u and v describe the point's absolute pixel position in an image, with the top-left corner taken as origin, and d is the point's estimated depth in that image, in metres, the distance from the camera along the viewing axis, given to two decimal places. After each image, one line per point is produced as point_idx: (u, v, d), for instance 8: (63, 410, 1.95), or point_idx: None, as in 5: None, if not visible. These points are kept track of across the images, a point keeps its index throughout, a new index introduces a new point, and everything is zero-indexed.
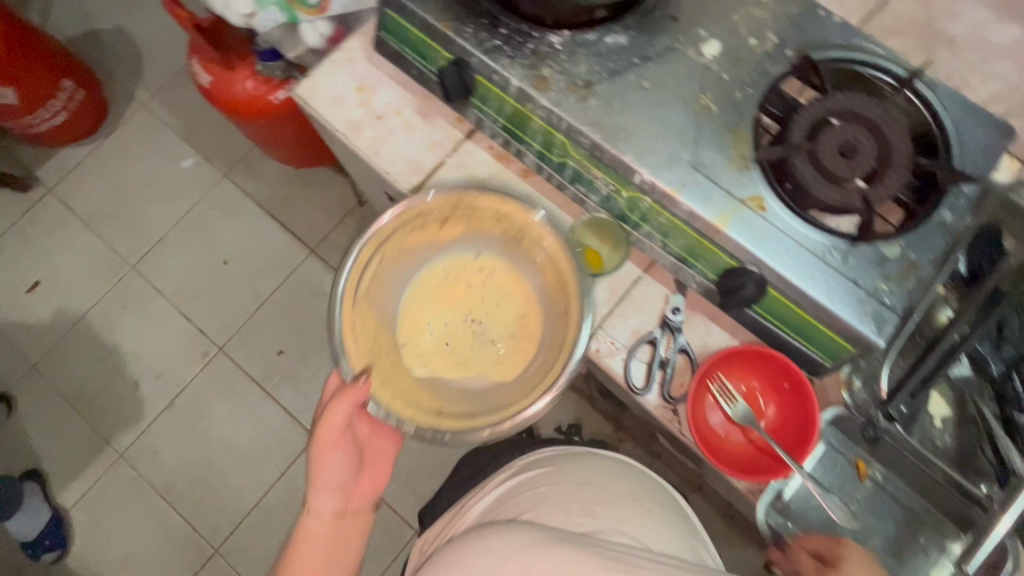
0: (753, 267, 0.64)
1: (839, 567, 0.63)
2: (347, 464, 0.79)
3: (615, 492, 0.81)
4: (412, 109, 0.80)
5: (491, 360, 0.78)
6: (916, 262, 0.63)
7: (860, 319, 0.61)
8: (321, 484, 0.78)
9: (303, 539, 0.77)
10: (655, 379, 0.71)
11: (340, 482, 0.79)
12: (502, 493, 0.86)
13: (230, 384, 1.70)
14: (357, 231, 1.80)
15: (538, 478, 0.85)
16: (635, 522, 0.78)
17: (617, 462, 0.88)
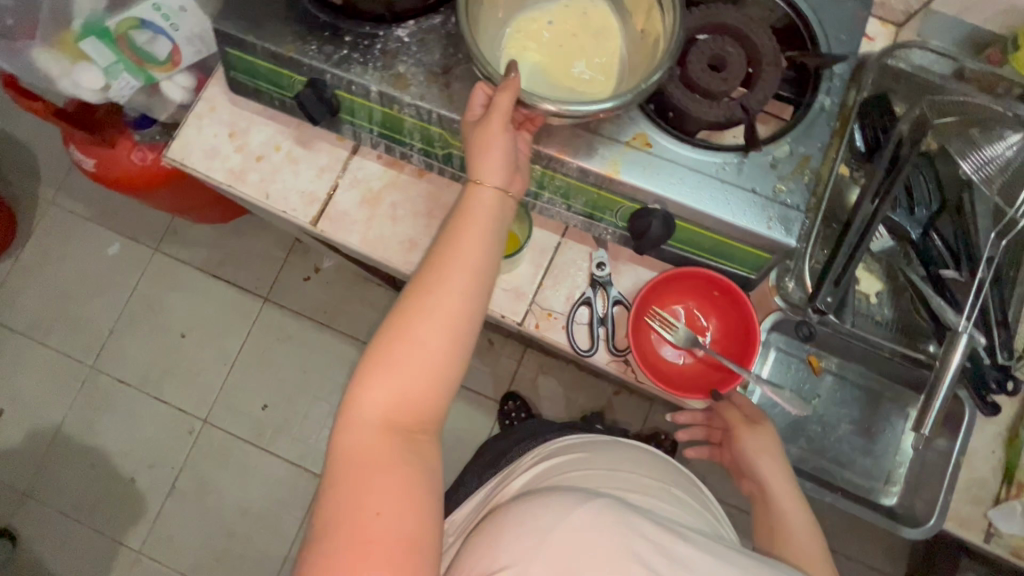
0: (655, 205, 0.64)
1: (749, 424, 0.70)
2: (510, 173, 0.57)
3: (645, 483, 0.72)
4: (290, 141, 0.77)
5: (592, 77, 0.65)
6: (808, 154, 0.63)
7: (769, 225, 0.61)
8: (481, 157, 0.56)
9: (412, 318, 0.51)
10: (599, 337, 0.72)
11: (502, 167, 0.56)
12: (539, 475, 0.76)
13: (226, 451, 1.68)
14: (305, 266, 1.77)
15: (574, 460, 0.75)
16: (670, 508, 0.68)
17: (649, 453, 0.81)
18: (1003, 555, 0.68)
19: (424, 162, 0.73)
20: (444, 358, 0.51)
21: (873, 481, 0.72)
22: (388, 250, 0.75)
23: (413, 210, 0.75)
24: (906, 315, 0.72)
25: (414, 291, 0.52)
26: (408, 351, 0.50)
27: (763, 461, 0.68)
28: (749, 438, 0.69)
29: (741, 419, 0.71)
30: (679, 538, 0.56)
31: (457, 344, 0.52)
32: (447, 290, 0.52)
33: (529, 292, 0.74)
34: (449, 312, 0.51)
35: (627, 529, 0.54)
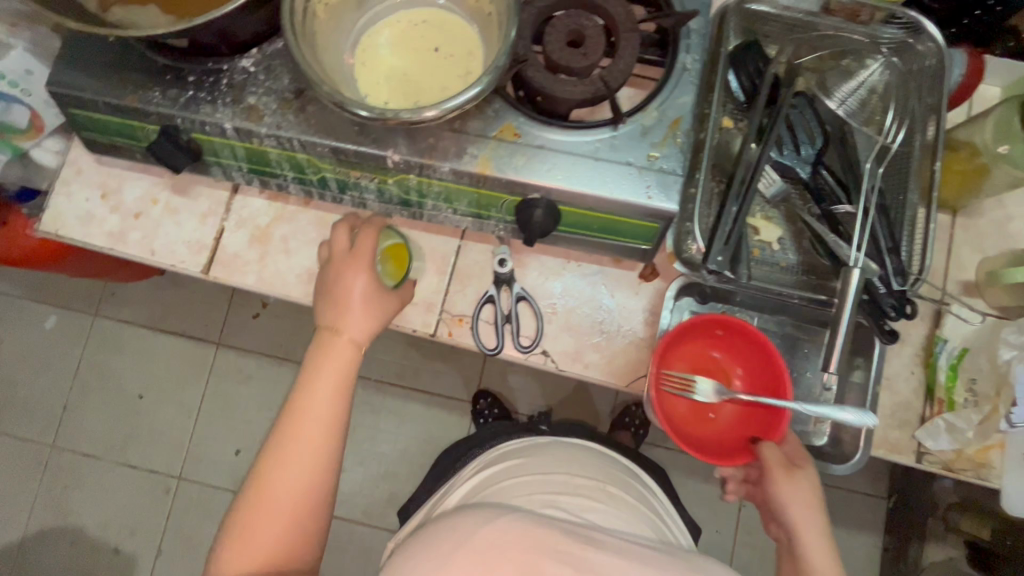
0: (536, 194, 0.62)
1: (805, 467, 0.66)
2: (367, 312, 0.65)
3: (578, 484, 0.77)
4: (166, 191, 0.74)
5: (453, 61, 0.62)
6: (676, 117, 0.62)
7: (648, 195, 0.61)
8: (340, 300, 0.64)
9: (281, 460, 0.59)
10: (502, 333, 0.71)
11: (358, 306, 0.64)
12: (477, 484, 0.81)
13: (207, 503, 1.65)
14: (252, 304, 1.72)
15: (511, 468, 0.80)
16: (597, 509, 0.73)
17: (589, 451, 0.86)
18: (936, 470, 0.69)
19: (302, 190, 0.70)
20: (311, 500, 0.60)
21: (804, 426, 0.72)
22: (287, 285, 0.72)
23: (305, 240, 0.73)
24: (809, 255, 0.72)
25: (287, 435, 0.60)
26: (278, 492, 0.59)
27: (795, 509, 0.66)
28: (789, 485, 0.65)
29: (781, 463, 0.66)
30: (592, 548, 0.62)
31: (327, 482, 0.61)
32: (315, 434, 0.61)
33: (437, 301, 0.72)
34: (321, 455, 0.60)
35: (536, 544, 0.60)
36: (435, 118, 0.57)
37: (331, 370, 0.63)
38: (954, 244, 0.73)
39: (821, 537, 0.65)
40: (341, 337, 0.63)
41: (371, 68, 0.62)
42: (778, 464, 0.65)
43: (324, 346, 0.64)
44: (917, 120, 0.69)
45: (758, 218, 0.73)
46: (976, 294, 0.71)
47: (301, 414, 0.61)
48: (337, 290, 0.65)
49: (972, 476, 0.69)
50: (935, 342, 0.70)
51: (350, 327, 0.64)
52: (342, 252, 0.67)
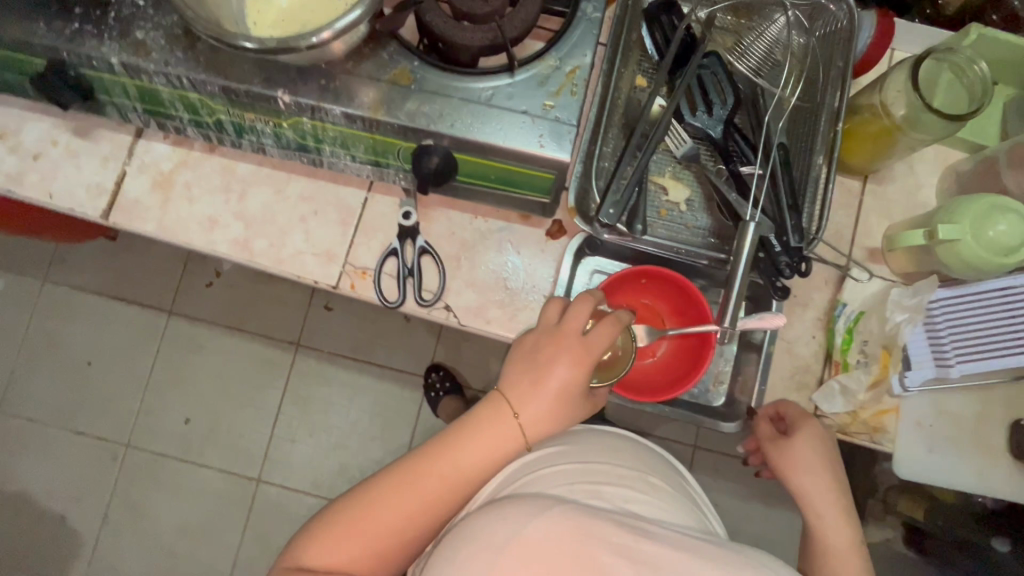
0: (430, 140, 0.61)
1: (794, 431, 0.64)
2: (553, 410, 0.58)
3: (621, 471, 0.61)
4: (67, 133, 0.72)
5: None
6: (574, 67, 0.62)
7: (540, 142, 0.60)
8: (539, 387, 0.59)
9: (384, 499, 0.56)
10: (403, 286, 0.70)
11: (551, 404, 0.58)
12: (506, 476, 0.65)
13: (154, 474, 1.59)
14: (206, 273, 1.66)
15: (540, 455, 0.65)
16: (649, 500, 0.59)
17: (627, 437, 0.71)
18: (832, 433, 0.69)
19: (200, 134, 0.69)
20: (414, 528, 0.56)
21: (700, 389, 0.73)
22: (188, 233, 0.71)
23: (208, 187, 0.72)
24: (715, 216, 0.72)
25: (424, 460, 0.57)
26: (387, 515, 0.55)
27: (800, 479, 0.62)
28: (779, 455, 0.64)
29: (772, 435, 0.65)
30: (644, 538, 0.50)
31: (440, 519, 0.58)
32: (452, 475, 0.57)
33: (340, 252, 0.71)
34: (448, 499, 0.57)
35: (588, 538, 0.48)
36: (332, 41, 0.54)
37: (488, 436, 0.58)
38: (863, 211, 0.73)
39: (835, 506, 0.60)
40: (513, 418, 0.58)
41: (262, 8, 0.60)
42: (764, 434, 0.66)
43: (495, 417, 0.59)
44: (827, 84, 0.68)
45: (664, 176, 0.72)
46: (880, 260, 0.71)
47: (445, 450, 0.58)
48: (539, 365, 0.59)
49: (866, 439, 0.69)
50: (835, 306, 0.70)
51: (528, 414, 0.58)
52: (569, 327, 0.60)
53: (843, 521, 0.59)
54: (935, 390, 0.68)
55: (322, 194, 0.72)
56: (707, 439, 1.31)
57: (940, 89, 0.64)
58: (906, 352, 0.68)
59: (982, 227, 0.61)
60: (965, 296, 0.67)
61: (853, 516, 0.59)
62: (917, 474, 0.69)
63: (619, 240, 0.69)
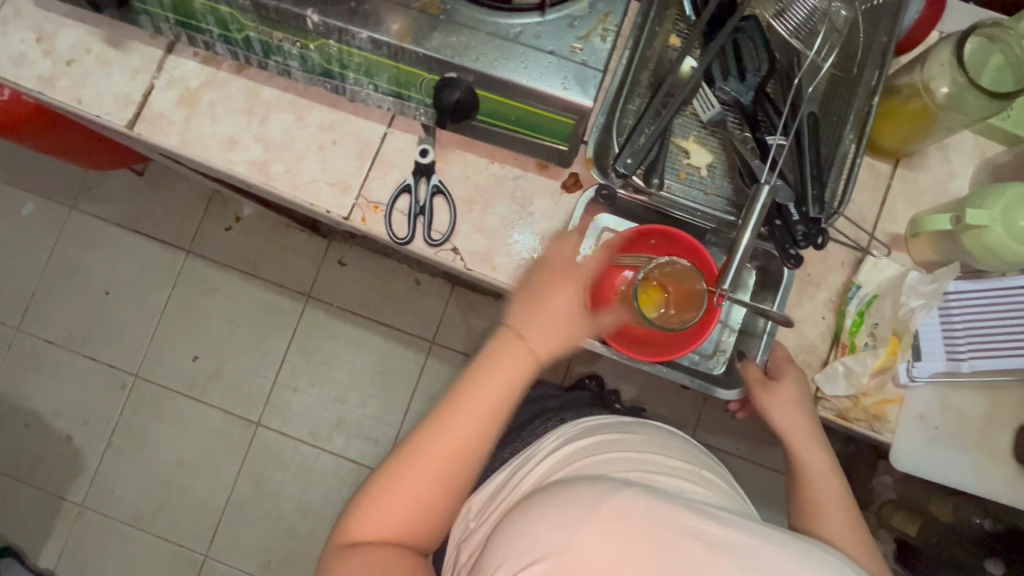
0: (454, 74, 0.60)
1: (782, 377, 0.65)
2: (560, 324, 0.60)
3: (674, 467, 0.59)
4: (101, 42, 0.73)
5: None
6: (607, 13, 0.61)
7: (564, 85, 0.59)
8: (540, 305, 0.60)
9: (417, 457, 0.56)
10: (414, 224, 0.70)
11: (557, 315, 0.60)
12: (559, 460, 0.62)
13: (159, 405, 1.63)
14: (225, 217, 1.67)
15: (587, 444, 0.62)
16: (706, 495, 0.56)
17: (678, 438, 0.69)
18: (832, 416, 0.68)
19: (228, 51, 0.70)
20: (452, 477, 0.56)
21: (700, 356, 0.72)
22: (209, 150, 0.72)
23: (232, 108, 0.73)
24: (735, 184, 0.71)
25: (443, 417, 0.56)
26: (423, 471, 0.56)
27: (783, 416, 0.63)
28: (769, 399, 0.64)
29: (760, 379, 0.65)
30: (716, 523, 0.45)
31: (469, 465, 0.57)
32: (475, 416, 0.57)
33: (356, 184, 0.72)
34: (476, 444, 0.57)
35: (663, 518, 0.44)
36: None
37: (507, 361, 0.58)
38: (890, 195, 0.70)
39: (812, 439, 0.62)
40: (522, 339, 0.59)
41: None
42: (753, 377, 0.65)
43: (504, 345, 0.59)
44: (868, 58, 0.66)
45: (686, 139, 0.71)
46: (902, 247, 0.69)
47: (461, 397, 0.58)
48: (537, 291, 0.61)
49: (866, 427, 0.68)
50: (849, 289, 0.68)
51: (535, 329, 0.59)
52: (561, 258, 0.63)
53: (819, 456, 0.61)
54: (943, 383, 0.67)
55: (343, 124, 0.72)
56: (707, 428, 1.28)
57: (987, 74, 0.61)
58: (917, 340, 0.67)
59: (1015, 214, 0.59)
60: (985, 290, 0.66)
61: (824, 444, 0.62)
62: (915, 468, 0.67)
63: (633, 196, 0.70)
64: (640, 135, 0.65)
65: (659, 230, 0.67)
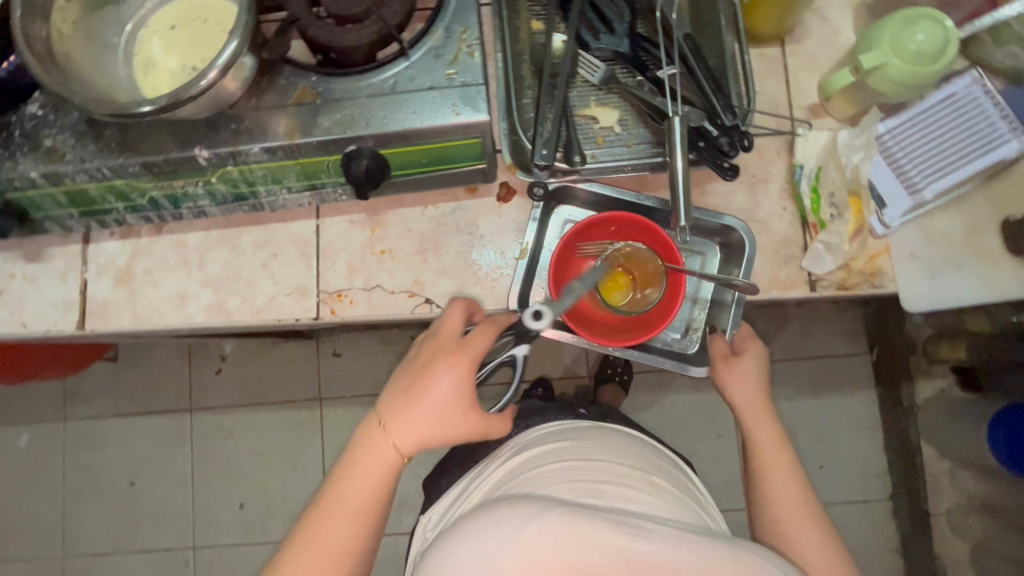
0: (354, 146, 0.62)
1: (743, 350, 0.74)
2: (438, 423, 0.59)
3: (621, 472, 0.64)
4: (20, 261, 0.73)
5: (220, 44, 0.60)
6: (465, 29, 0.63)
7: (456, 111, 0.61)
8: (424, 400, 0.59)
9: (318, 530, 0.59)
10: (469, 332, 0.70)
11: (439, 411, 0.60)
12: (513, 470, 0.69)
13: (228, 564, 1.60)
14: (211, 362, 1.66)
15: (542, 454, 0.68)
16: (649, 500, 0.61)
17: (629, 438, 0.74)
18: (833, 292, 0.69)
19: (140, 217, 0.70)
20: (354, 544, 0.59)
21: (676, 336, 0.80)
22: (163, 314, 0.72)
23: (167, 266, 0.73)
24: (650, 127, 0.72)
25: (335, 485, 0.60)
26: (328, 534, 0.58)
27: (738, 392, 0.72)
28: (727, 369, 0.73)
29: (723, 353, 0.74)
30: (639, 537, 0.50)
31: (368, 530, 0.60)
32: (363, 480, 0.60)
33: (311, 283, 0.72)
34: (352, 537, 0.59)
35: (579, 540, 0.49)
36: (221, 79, 0.55)
37: (428, 403, 0.59)
38: (790, 72, 0.72)
39: (761, 412, 0.70)
40: (394, 429, 0.60)
41: (157, 76, 0.60)
42: (719, 351, 0.74)
43: (372, 425, 0.61)
44: None
45: (589, 106, 0.73)
46: (823, 114, 0.71)
47: (325, 518, 0.59)
48: (423, 377, 0.60)
49: (868, 287, 0.69)
50: (794, 172, 0.70)
51: (407, 423, 0.59)
52: (450, 334, 0.63)
53: (767, 425, 0.69)
54: (916, 217, 0.68)
55: (275, 235, 0.73)
56: None
57: None
58: (875, 191, 0.69)
59: (902, 44, 0.62)
60: (913, 120, 0.68)
61: (774, 415, 0.70)
62: (927, 304, 0.68)
63: (566, 178, 0.71)
64: (544, 123, 0.66)
65: (619, 217, 0.69)
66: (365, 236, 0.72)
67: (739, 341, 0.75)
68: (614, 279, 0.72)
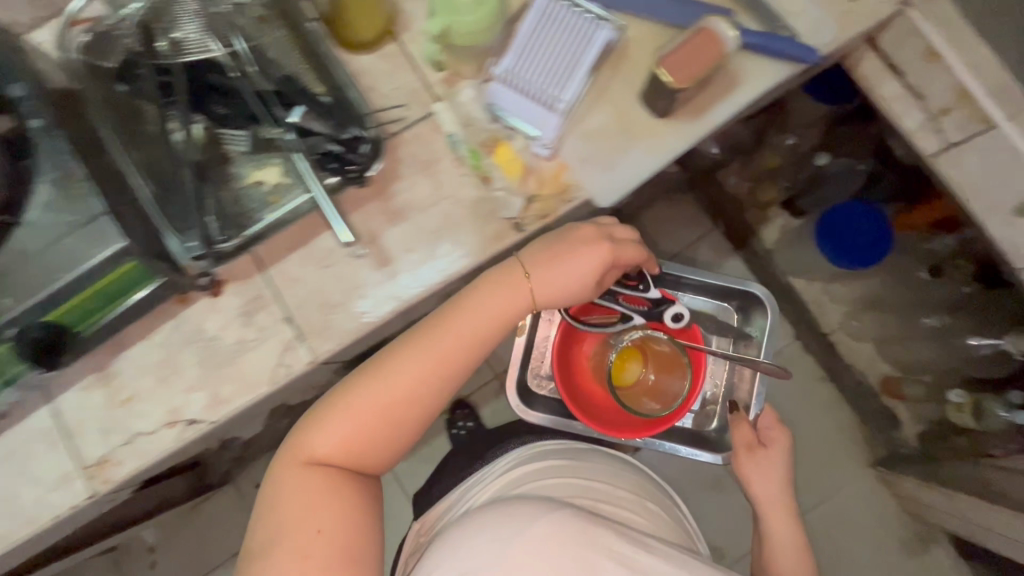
0: (12, 327, 0.61)
1: (768, 444, 0.88)
2: (556, 285, 0.71)
3: (618, 495, 0.79)
4: None
5: None
6: (67, 172, 0.62)
7: (90, 250, 0.60)
8: (558, 252, 0.70)
9: (407, 361, 0.67)
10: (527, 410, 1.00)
11: (566, 272, 0.71)
12: (514, 479, 0.81)
13: None
14: (141, 561, 1.57)
15: (538, 469, 0.81)
16: (638, 518, 0.75)
17: (624, 463, 0.88)
18: (539, 227, 0.74)
19: None
20: (423, 398, 0.68)
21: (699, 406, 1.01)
22: None
23: None
24: None
25: (442, 318, 0.69)
26: (398, 386, 0.66)
27: (760, 486, 0.86)
28: (751, 463, 0.87)
29: (747, 445, 0.88)
30: (641, 549, 0.62)
31: (443, 393, 0.69)
32: (464, 334, 0.69)
33: (70, 464, 0.69)
34: (429, 396, 0.68)
35: (587, 544, 0.59)
36: None
37: (564, 254, 0.70)
38: (412, 58, 0.76)
39: (781, 511, 0.84)
40: (522, 272, 0.70)
41: None
42: (746, 438, 0.88)
43: (505, 267, 0.71)
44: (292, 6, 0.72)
45: (249, 175, 0.75)
46: (455, 80, 0.75)
47: (414, 353, 0.67)
48: (567, 242, 0.71)
49: (564, 203, 0.74)
50: (450, 141, 0.74)
51: (538, 275, 0.70)
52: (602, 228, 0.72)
53: (784, 518, 0.84)
54: (567, 128, 0.74)
55: (15, 439, 0.70)
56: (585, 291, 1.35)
57: None
58: (521, 131, 0.74)
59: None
60: (516, 56, 0.72)
61: (792, 511, 0.85)
62: (614, 195, 0.74)
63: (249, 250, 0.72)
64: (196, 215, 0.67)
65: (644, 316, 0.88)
66: (103, 394, 0.71)
67: (768, 434, 0.90)
68: (629, 359, 0.93)
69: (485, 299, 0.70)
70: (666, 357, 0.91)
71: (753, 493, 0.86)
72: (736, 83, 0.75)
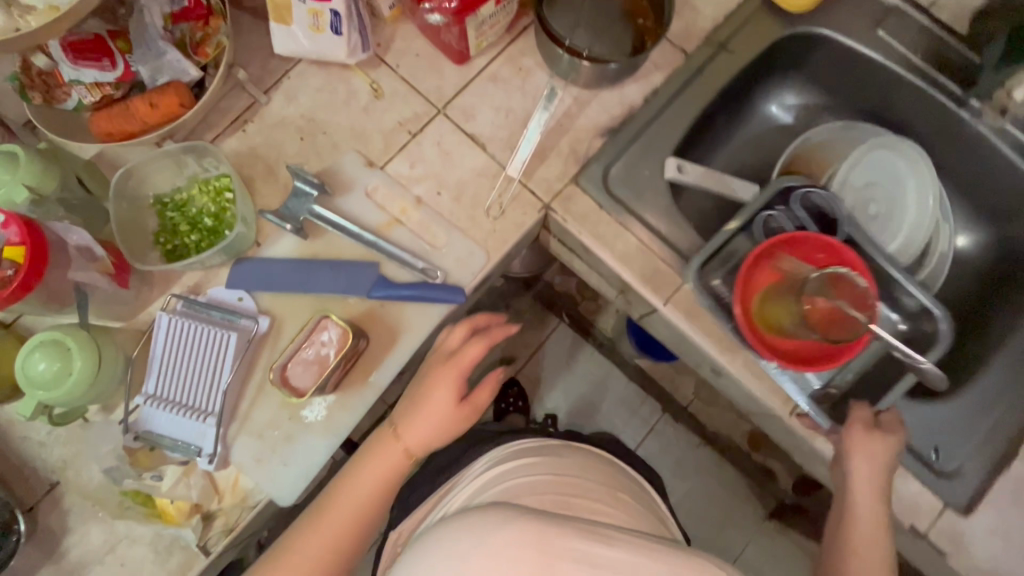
0: None
1: (890, 431, 0.67)
2: (427, 440, 0.66)
3: (591, 485, 0.63)
4: None
5: None
6: None
7: None
8: (418, 405, 0.66)
9: (322, 522, 0.63)
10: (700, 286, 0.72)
11: (431, 423, 0.66)
12: (481, 486, 0.67)
13: None
14: None
15: (519, 468, 0.66)
16: (615, 513, 0.60)
17: (597, 456, 0.73)
18: (228, 543, 0.70)
19: None
20: (345, 553, 0.63)
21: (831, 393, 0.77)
22: None
23: None
24: None
25: (345, 480, 0.65)
26: (316, 542, 0.62)
27: (858, 476, 0.66)
28: (859, 440, 0.67)
29: (863, 420, 0.68)
30: (602, 542, 0.46)
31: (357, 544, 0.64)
32: (363, 495, 0.64)
33: None
34: (352, 548, 0.64)
35: (545, 549, 0.44)
36: None
37: (422, 408, 0.66)
38: None
39: (878, 513, 0.64)
40: (397, 442, 0.66)
41: None
42: (860, 416, 0.68)
43: (380, 432, 0.67)
44: None
45: None
46: (102, 417, 0.71)
47: (328, 509, 0.64)
48: (427, 384, 0.66)
49: (249, 510, 0.71)
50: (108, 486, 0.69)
51: (408, 435, 0.65)
52: (446, 358, 0.68)
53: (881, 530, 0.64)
54: (230, 431, 0.71)
55: None
56: None
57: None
58: (180, 452, 0.69)
59: (25, 374, 0.62)
60: (155, 379, 0.68)
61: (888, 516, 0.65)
62: (294, 489, 0.70)
63: None
64: None
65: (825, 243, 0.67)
66: None
67: (885, 424, 0.68)
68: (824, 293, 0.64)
69: (375, 459, 0.65)
70: (858, 304, 0.63)
71: (848, 481, 0.66)
72: (397, 333, 0.73)
